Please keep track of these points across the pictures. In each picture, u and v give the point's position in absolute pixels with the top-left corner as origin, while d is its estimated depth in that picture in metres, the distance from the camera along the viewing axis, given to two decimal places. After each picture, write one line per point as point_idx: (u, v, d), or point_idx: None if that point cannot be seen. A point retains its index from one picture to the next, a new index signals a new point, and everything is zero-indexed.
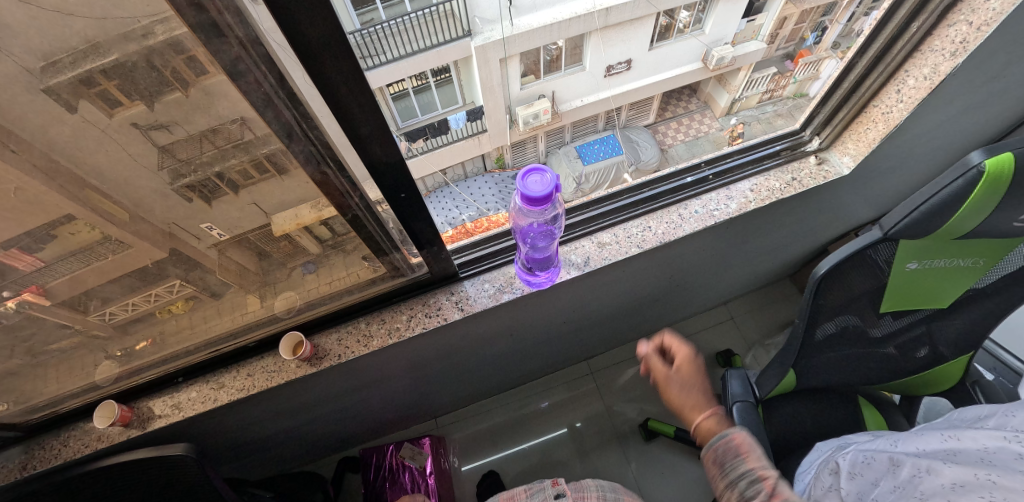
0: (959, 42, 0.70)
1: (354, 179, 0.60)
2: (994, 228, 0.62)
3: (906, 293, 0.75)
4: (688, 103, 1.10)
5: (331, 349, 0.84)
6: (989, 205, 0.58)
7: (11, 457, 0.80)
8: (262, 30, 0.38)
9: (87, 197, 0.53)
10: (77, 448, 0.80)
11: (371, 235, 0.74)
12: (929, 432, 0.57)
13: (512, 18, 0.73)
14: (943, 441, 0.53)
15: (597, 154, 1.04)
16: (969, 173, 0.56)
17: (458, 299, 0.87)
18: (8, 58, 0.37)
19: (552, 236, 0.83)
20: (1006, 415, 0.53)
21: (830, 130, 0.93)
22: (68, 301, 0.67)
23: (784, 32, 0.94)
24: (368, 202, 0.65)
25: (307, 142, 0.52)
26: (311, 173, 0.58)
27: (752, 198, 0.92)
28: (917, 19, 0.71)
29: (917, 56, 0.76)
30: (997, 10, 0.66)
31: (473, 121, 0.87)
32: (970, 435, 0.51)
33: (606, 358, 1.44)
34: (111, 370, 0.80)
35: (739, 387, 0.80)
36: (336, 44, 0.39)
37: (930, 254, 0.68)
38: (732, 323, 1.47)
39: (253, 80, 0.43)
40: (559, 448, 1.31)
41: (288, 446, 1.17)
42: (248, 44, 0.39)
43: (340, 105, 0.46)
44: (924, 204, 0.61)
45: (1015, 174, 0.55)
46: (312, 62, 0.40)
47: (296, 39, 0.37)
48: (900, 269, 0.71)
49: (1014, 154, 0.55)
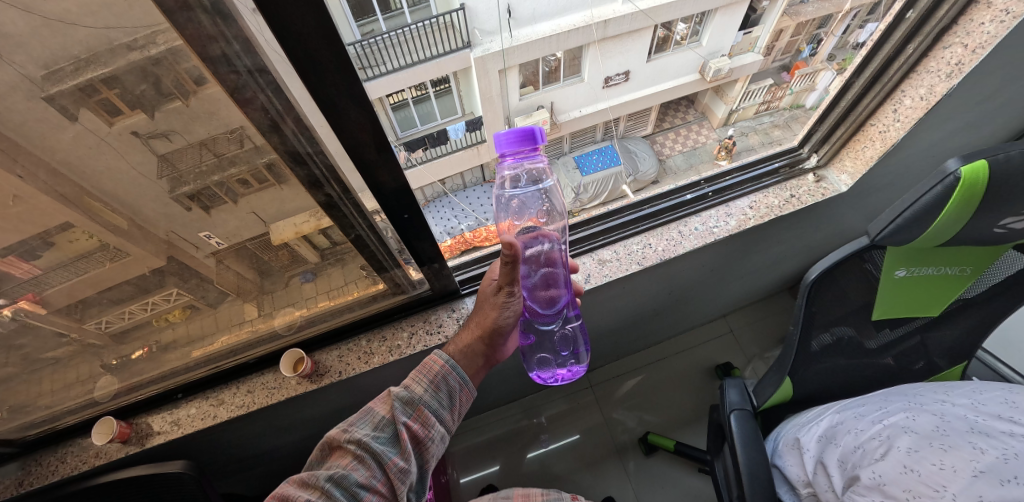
0: (955, 63, 0.70)
1: (350, 190, 0.59)
2: (975, 234, 0.63)
3: (901, 301, 0.75)
4: (686, 114, 1.07)
5: (331, 366, 0.84)
6: (965, 214, 0.59)
7: (8, 473, 0.80)
8: (272, 56, 0.40)
9: (86, 205, 0.53)
10: (74, 464, 0.80)
11: (373, 254, 0.74)
12: (894, 398, 0.66)
13: (511, 29, 0.75)
14: (902, 405, 0.62)
15: (596, 164, 1.01)
16: (947, 180, 0.56)
17: (459, 316, 0.88)
18: (9, 66, 0.38)
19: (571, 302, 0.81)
20: (962, 392, 0.62)
21: (826, 148, 0.94)
22: (66, 310, 0.67)
23: (780, 44, 0.91)
24: (370, 222, 0.66)
25: (309, 168, 0.54)
26: (317, 196, 0.60)
27: (751, 214, 0.94)
28: (911, 42, 0.73)
29: (913, 77, 0.76)
30: (992, 33, 0.66)
31: (473, 130, 0.86)
32: (928, 405, 0.60)
33: (606, 371, 1.42)
34: (109, 386, 0.80)
35: (738, 395, 0.78)
36: (334, 64, 0.40)
37: (918, 261, 0.70)
38: (732, 336, 1.45)
39: (257, 94, 0.44)
40: (559, 463, 1.28)
41: (285, 463, 1.14)
42: (255, 72, 0.42)
43: (340, 114, 0.45)
44: (907, 210, 0.61)
45: (989, 181, 0.56)
46: (310, 70, 0.40)
47: (294, 54, 0.38)
48: (890, 276, 0.73)
49: (988, 161, 0.56)
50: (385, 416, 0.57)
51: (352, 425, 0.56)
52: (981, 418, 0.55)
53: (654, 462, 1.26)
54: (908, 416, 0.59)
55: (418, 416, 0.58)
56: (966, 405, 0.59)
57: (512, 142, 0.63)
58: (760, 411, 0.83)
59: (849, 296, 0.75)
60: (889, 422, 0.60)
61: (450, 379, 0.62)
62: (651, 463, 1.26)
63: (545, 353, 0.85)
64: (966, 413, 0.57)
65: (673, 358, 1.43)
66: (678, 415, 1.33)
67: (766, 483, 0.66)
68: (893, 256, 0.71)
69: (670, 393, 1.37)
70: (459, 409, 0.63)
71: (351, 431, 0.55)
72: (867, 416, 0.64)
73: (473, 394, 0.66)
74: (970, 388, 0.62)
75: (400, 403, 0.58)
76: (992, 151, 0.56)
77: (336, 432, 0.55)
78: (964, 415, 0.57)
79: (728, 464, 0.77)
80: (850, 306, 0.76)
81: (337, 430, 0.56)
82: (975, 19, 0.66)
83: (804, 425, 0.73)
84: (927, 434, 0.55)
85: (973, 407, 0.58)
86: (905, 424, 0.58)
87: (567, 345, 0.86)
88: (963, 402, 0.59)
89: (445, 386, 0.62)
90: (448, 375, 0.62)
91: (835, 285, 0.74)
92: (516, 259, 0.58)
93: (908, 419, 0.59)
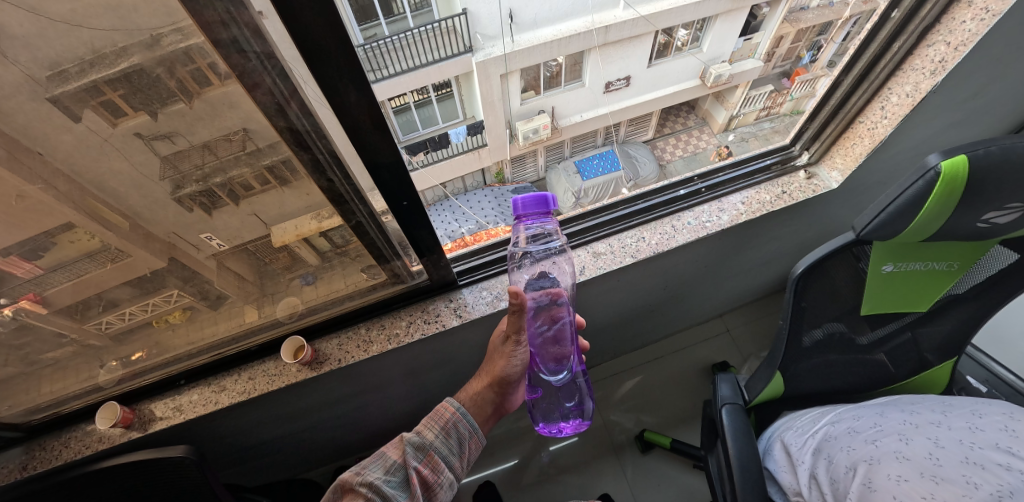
0: (939, 61, 0.69)
1: (353, 178, 0.58)
2: (958, 228, 0.62)
3: (887, 296, 0.74)
4: (686, 120, 1.10)
5: (331, 354, 0.83)
6: (945, 210, 0.59)
7: (11, 458, 0.79)
8: (278, 47, 0.41)
9: (88, 206, 0.54)
10: (77, 450, 0.79)
11: (374, 242, 0.73)
12: (889, 414, 0.65)
13: (512, 34, 0.76)
14: (897, 425, 0.62)
15: (596, 169, 1.03)
16: (928, 175, 0.56)
17: (456, 306, 0.87)
18: (14, 66, 0.38)
19: (580, 359, 0.83)
20: (960, 413, 0.61)
21: (818, 145, 0.92)
22: (66, 309, 0.67)
23: (780, 50, 0.96)
24: (373, 211, 0.66)
25: (313, 152, 0.53)
26: (319, 181, 0.58)
27: (743, 210, 0.92)
28: (898, 39, 0.71)
29: (898, 75, 0.75)
30: (973, 31, 0.65)
31: (473, 135, 0.90)
32: (923, 428, 0.59)
33: (605, 369, 1.41)
34: (115, 371, 0.79)
35: (729, 390, 0.79)
36: (339, 49, 0.41)
37: (905, 256, 0.69)
38: (729, 335, 1.45)
39: (264, 78, 0.43)
40: (558, 459, 1.28)
41: (285, 454, 1.14)
42: (264, 57, 0.41)
43: (345, 103, 0.46)
44: (890, 204, 0.61)
45: (968, 177, 0.55)
46: (319, 60, 0.41)
47: (302, 43, 0.39)
48: (877, 271, 0.72)
49: (967, 156, 0.55)
50: (397, 460, 0.57)
51: (365, 468, 0.56)
52: (976, 446, 0.54)
53: (652, 460, 1.25)
54: (901, 441, 0.58)
55: (430, 462, 0.59)
56: (962, 428, 0.58)
57: (530, 207, 0.66)
58: (751, 406, 0.81)
59: (845, 299, 0.76)
60: (881, 445, 0.59)
61: (461, 426, 0.63)
62: (651, 461, 1.25)
63: (549, 402, 0.84)
64: (961, 437, 0.56)
65: (671, 356, 1.43)
66: (677, 413, 1.32)
67: (756, 475, 0.65)
68: (878, 251, 0.69)
69: (669, 391, 1.36)
70: (468, 455, 0.64)
71: (363, 474, 0.54)
72: (861, 434, 0.63)
73: (482, 442, 0.66)
74: (970, 410, 0.61)
75: (412, 447, 0.59)
76: (974, 146, 0.56)
77: (348, 474, 0.55)
78: (959, 441, 0.56)
79: (721, 458, 0.75)
80: (845, 305, 0.76)
81: (349, 473, 0.55)
82: (957, 18, 0.66)
83: (798, 430, 0.73)
84: (918, 462, 0.54)
85: (969, 432, 0.56)
86: (897, 450, 0.57)
87: (571, 396, 0.87)
88: (959, 425, 0.58)
89: (456, 432, 0.63)
90: (459, 422, 0.63)
91: (825, 279, 0.73)
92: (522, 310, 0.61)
93: (902, 444, 0.57)
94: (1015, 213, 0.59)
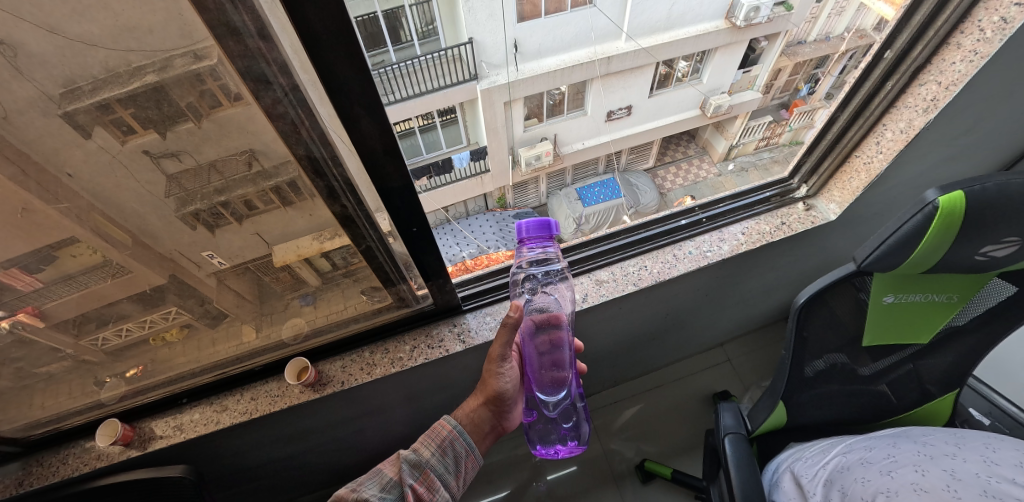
0: (931, 100, 0.69)
1: (366, 204, 0.60)
2: (958, 262, 0.61)
3: (890, 328, 0.72)
4: (687, 149, 1.12)
5: (334, 376, 0.82)
6: (943, 243, 0.57)
7: (7, 474, 0.77)
8: (300, 77, 0.42)
9: (93, 222, 0.54)
10: (75, 467, 0.77)
11: (381, 266, 0.73)
12: (903, 445, 0.61)
13: (517, 63, 0.78)
14: (912, 456, 0.58)
15: (597, 196, 1.05)
16: (926, 209, 0.55)
17: (459, 331, 0.85)
18: (29, 83, 0.39)
19: (576, 380, 0.81)
20: (973, 447, 0.57)
21: (816, 179, 0.92)
22: (62, 324, 0.66)
23: (778, 83, 0.97)
24: (380, 234, 0.66)
25: (328, 179, 0.55)
26: (332, 206, 0.60)
27: (743, 241, 0.91)
28: (891, 78, 0.72)
29: (892, 112, 0.75)
30: (962, 72, 0.65)
31: (478, 160, 0.94)
32: (939, 460, 0.55)
33: (605, 396, 1.37)
34: (116, 388, 0.78)
35: (733, 420, 0.75)
36: (355, 80, 0.41)
37: (906, 287, 0.67)
38: (730, 365, 1.40)
39: (279, 102, 0.45)
40: (555, 490, 1.22)
41: (275, 479, 1.09)
42: (288, 90, 0.44)
43: (358, 130, 0.47)
44: (890, 237, 0.60)
45: (966, 211, 0.54)
46: (336, 88, 0.42)
47: (322, 74, 0.40)
48: (878, 303, 0.70)
49: (964, 192, 0.55)
50: (393, 477, 0.55)
51: (361, 485, 0.53)
52: (993, 480, 0.50)
53: (656, 495, 1.18)
54: (917, 472, 0.54)
55: (425, 480, 0.56)
56: (978, 460, 0.54)
57: (532, 232, 0.66)
58: (753, 437, 0.78)
59: (853, 332, 0.73)
60: (898, 476, 0.55)
61: (457, 444, 0.60)
62: (657, 497, 1.18)
63: (546, 424, 0.82)
64: (978, 470, 0.52)
65: (673, 385, 1.38)
66: (681, 443, 1.26)
67: None
68: (878, 283, 0.68)
69: (671, 421, 1.31)
70: (464, 476, 0.61)
71: (359, 491, 0.52)
72: (875, 465, 0.59)
73: (478, 462, 0.63)
74: (983, 443, 0.57)
75: (408, 464, 0.56)
76: (969, 182, 0.55)
77: (344, 491, 0.52)
78: (975, 473, 0.52)
79: (722, 490, 0.73)
80: (853, 339, 0.74)
81: (346, 489, 0.52)
82: (947, 59, 0.65)
83: (808, 461, 0.69)
84: (937, 495, 0.50)
85: (985, 466, 0.52)
86: (914, 482, 0.53)
87: (568, 417, 0.84)
88: (975, 457, 0.54)
89: (452, 451, 0.60)
90: (456, 441, 0.61)
91: (826, 311, 0.71)
92: (519, 326, 0.61)
93: (918, 476, 0.53)
94: (1012, 246, 0.58)
